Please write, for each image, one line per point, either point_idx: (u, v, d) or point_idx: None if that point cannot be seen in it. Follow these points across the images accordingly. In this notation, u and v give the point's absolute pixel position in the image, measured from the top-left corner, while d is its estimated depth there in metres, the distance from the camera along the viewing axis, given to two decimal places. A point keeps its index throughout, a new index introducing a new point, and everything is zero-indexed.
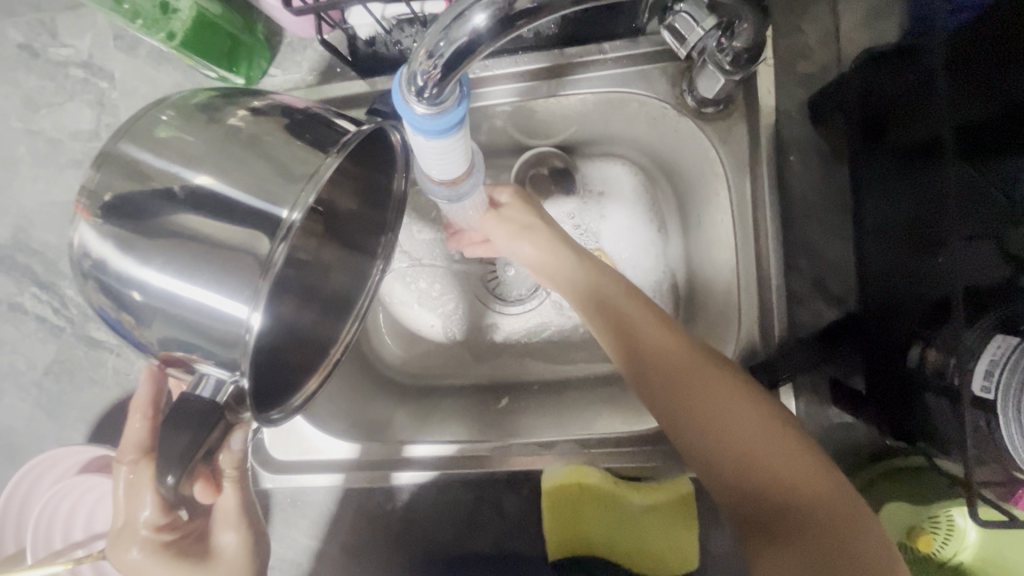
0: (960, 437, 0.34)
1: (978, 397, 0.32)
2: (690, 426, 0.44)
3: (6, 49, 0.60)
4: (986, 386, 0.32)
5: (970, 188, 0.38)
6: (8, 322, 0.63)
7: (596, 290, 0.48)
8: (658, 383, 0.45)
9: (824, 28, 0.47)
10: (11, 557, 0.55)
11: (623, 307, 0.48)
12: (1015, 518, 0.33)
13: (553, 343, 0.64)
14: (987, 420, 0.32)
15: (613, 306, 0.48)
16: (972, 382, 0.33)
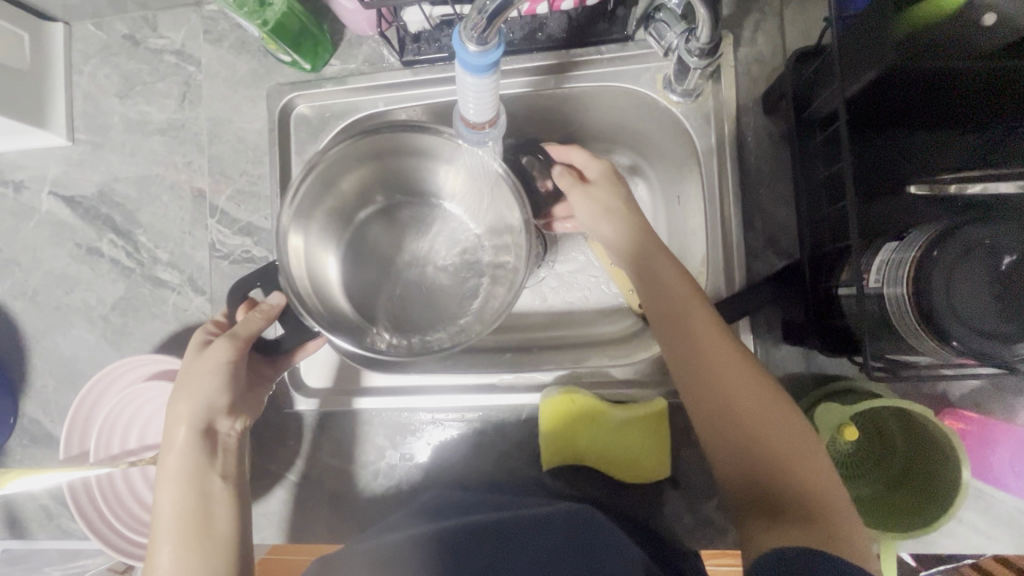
0: (864, 323, 0.44)
1: (873, 289, 0.43)
2: (709, 401, 0.50)
3: (113, 38, 0.73)
4: (877, 280, 0.43)
5: (870, 156, 0.49)
6: (85, 263, 0.73)
7: (635, 249, 0.57)
8: (675, 337, 0.52)
9: (774, 39, 0.59)
10: (78, 457, 0.64)
11: (654, 255, 0.56)
12: (900, 378, 0.44)
13: (556, 313, 0.70)
14: (879, 304, 0.43)
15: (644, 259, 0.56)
16: (869, 278, 0.43)
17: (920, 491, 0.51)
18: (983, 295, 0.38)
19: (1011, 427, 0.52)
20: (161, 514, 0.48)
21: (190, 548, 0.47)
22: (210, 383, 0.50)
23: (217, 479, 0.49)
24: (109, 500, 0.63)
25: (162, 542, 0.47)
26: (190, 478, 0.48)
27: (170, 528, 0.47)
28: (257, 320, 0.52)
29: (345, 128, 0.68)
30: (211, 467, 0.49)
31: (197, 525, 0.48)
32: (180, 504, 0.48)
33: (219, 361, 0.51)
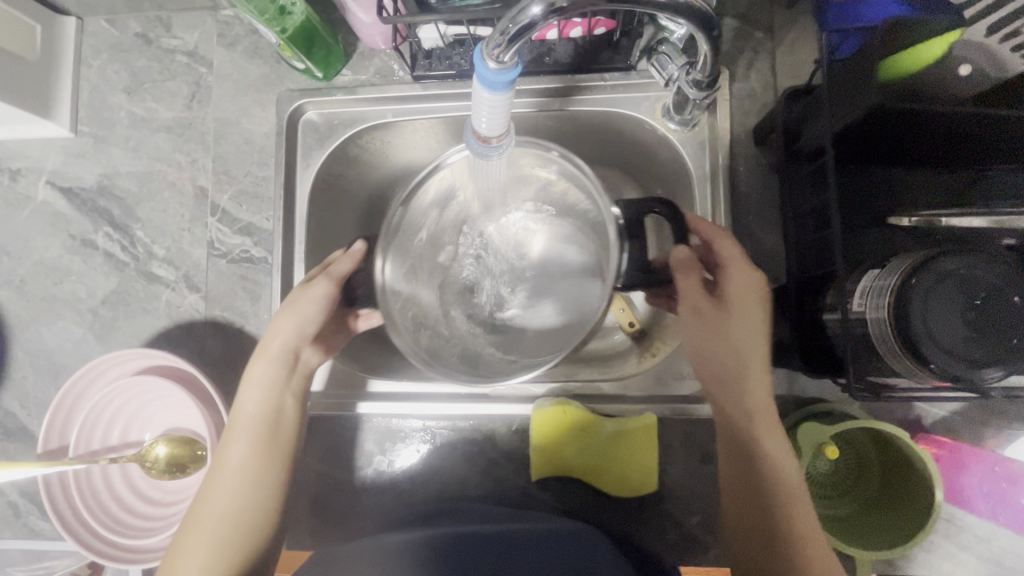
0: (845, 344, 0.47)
1: (856, 313, 0.46)
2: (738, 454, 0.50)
3: (126, 36, 0.74)
4: (860, 304, 0.45)
5: (855, 188, 0.52)
6: (78, 255, 0.72)
7: (729, 299, 0.51)
8: (730, 387, 0.51)
9: (766, 77, 0.63)
10: (54, 452, 0.63)
11: (740, 370, 0.51)
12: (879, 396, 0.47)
13: None
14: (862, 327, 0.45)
15: (727, 372, 0.51)
16: (852, 302, 0.46)
17: (897, 510, 0.53)
18: (956, 321, 0.41)
19: (982, 453, 0.53)
20: (244, 412, 0.55)
21: (258, 450, 0.54)
22: (312, 309, 0.56)
23: (289, 396, 0.56)
24: (86, 497, 0.62)
25: (237, 436, 0.54)
26: (274, 386, 0.55)
27: (247, 427, 0.54)
28: (347, 261, 0.59)
29: (353, 136, 0.69)
30: (288, 380, 0.56)
31: (264, 434, 0.54)
32: (259, 408, 0.55)
33: (320, 294, 0.56)
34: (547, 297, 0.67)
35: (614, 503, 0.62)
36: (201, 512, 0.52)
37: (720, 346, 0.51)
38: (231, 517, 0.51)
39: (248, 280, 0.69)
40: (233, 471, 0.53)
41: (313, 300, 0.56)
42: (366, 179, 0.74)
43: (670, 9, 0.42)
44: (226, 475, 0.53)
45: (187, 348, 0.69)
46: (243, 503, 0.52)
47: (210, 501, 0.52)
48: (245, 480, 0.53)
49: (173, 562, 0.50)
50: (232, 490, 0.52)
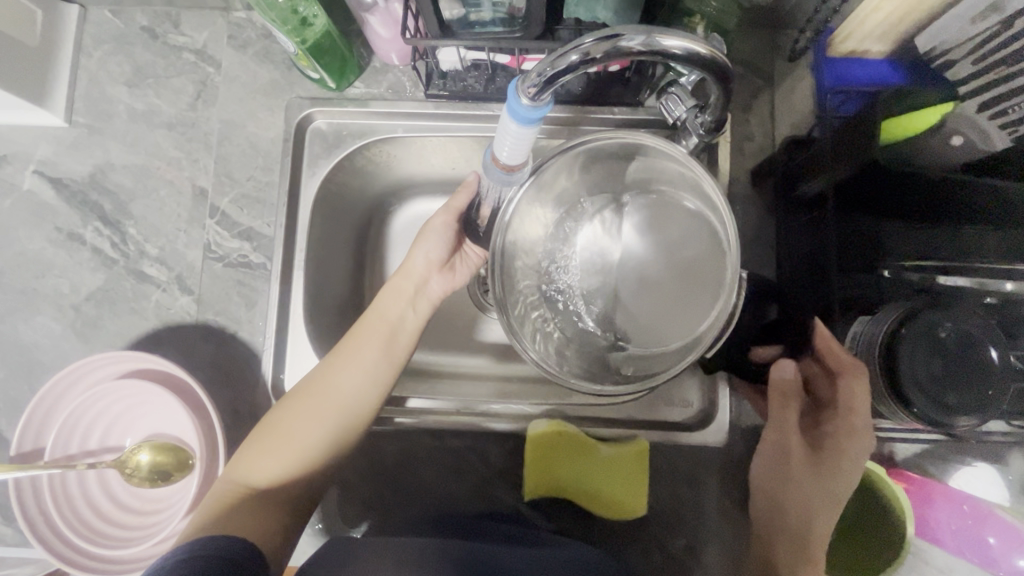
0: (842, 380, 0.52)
1: None
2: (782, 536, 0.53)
3: (131, 28, 0.72)
4: None
5: (850, 234, 0.54)
6: (63, 249, 0.70)
7: (832, 438, 0.53)
8: (796, 483, 0.54)
9: (764, 122, 0.67)
10: (28, 455, 0.60)
11: (805, 520, 0.53)
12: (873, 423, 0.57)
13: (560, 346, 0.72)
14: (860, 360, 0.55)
15: (790, 509, 0.54)
16: None
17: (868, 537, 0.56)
18: (932, 363, 0.48)
19: (949, 489, 0.57)
20: (377, 315, 0.59)
21: (379, 350, 0.57)
22: (435, 239, 0.61)
23: (412, 317, 0.60)
24: (59, 504, 0.59)
25: (365, 335, 0.57)
26: (407, 301, 0.60)
27: (375, 329, 0.58)
28: (463, 192, 0.61)
29: (360, 147, 0.69)
30: (413, 301, 0.60)
31: (386, 342, 0.57)
32: (390, 316, 0.59)
33: (441, 227, 0.61)
34: (646, 300, 0.62)
35: (602, 525, 0.63)
36: (316, 390, 0.55)
37: (787, 489, 0.54)
38: (340, 413, 0.54)
39: (245, 285, 0.68)
40: (352, 370, 0.56)
41: (439, 230, 0.61)
42: (370, 191, 0.74)
43: (686, 59, 0.43)
44: (344, 371, 0.55)
45: (175, 351, 0.67)
46: (341, 406, 0.55)
47: (326, 385, 0.55)
48: (360, 374, 0.56)
49: (279, 419, 0.54)
50: (352, 382, 0.55)
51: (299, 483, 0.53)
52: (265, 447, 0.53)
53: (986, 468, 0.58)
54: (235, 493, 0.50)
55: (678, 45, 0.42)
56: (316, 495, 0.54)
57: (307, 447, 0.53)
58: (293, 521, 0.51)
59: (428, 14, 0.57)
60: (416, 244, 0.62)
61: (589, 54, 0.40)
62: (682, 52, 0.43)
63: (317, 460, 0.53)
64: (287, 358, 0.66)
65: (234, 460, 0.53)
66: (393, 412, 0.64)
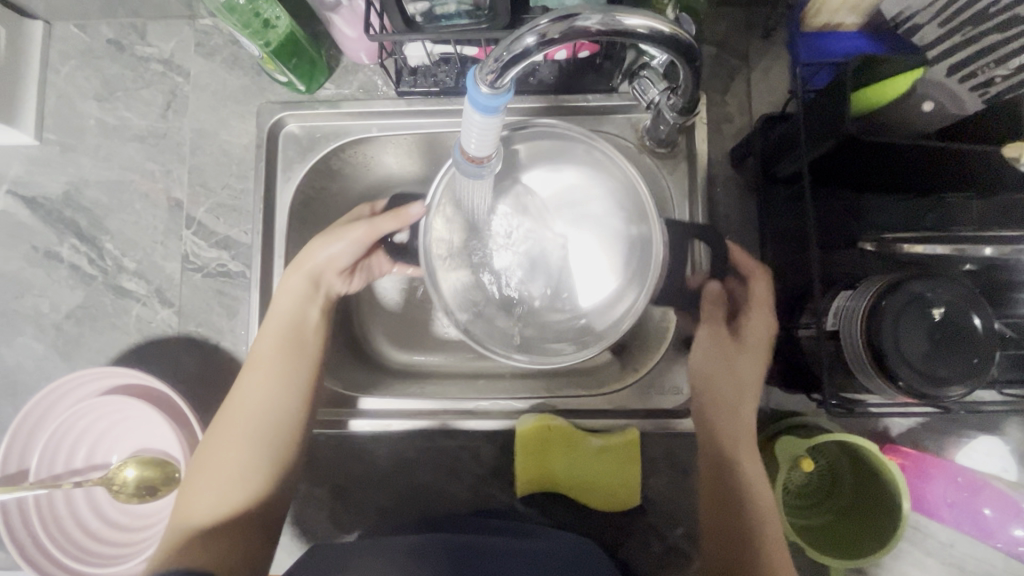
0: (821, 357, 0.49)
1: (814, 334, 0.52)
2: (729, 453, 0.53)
3: (97, 42, 0.71)
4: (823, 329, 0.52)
5: (830, 210, 0.54)
6: (41, 268, 0.69)
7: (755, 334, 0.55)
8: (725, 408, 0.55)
9: (741, 102, 0.66)
10: (12, 477, 0.59)
11: (739, 428, 0.54)
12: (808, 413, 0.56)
13: None
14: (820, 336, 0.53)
15: (724, 413, 0.55)
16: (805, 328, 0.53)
17: (871, 516, 0.54)
18: (924, 343, 0.43)
19: (945, 462, 0.56)
20: (273, 327, 0.58)
21: (287, 352, 0.57)
22: (342, 245, 0.59)
23: (318, 315, 0.59)
24: (46, 525, 0.58)
25: (268, 348, 0.57)
26: (304, 299, 0.59)
27: (277, 340, 0.57)
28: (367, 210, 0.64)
29: (334, 150, 0.69)
30: (317, 299, 0.60)
31: (292, 343, 0.57)
32: (291, 324, 0.58)
33: (354, 238, 0.59)
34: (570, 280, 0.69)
35: (598, 518, 0.62)
36: (234, 410, 0.54)
37: (718, 381, 0.56)
38: (269, 424, 0.54)
39: (225, 294, 0.68)
40: (265, 382, 0.55)
41: (354, 236, 0.59)
42: (346, 194, 0.73)
43: (652, 37, 0.43)
44: (255, 387, 0.55)
45: (159, 365, 0.67)
46: (266, 413, 0.54)
47: (243, 401, 0.54)
48: (273, 379, 0.55)
49: (205, 451, 0.53)
50: (264, 391, 0.55)
51: (251, 505, 0.52)
52: (201, 487, 0.51)
53: (989, 438, 0.59)
54: (185, 534, 0.49)
55: (642, 25, 0.42)
56: (278, 512, 0.54)
57: (247, 468, 0.52)
58: (260, 544, 0.51)
59: (391, 10, 0.56)
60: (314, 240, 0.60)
61: (547, 34, 0.39)
62: (646, 31, 0.42)
63: (261, 479, 0.53)
64: None
65: (175, 503, 0.52)
66: (351, 416, 0.63)
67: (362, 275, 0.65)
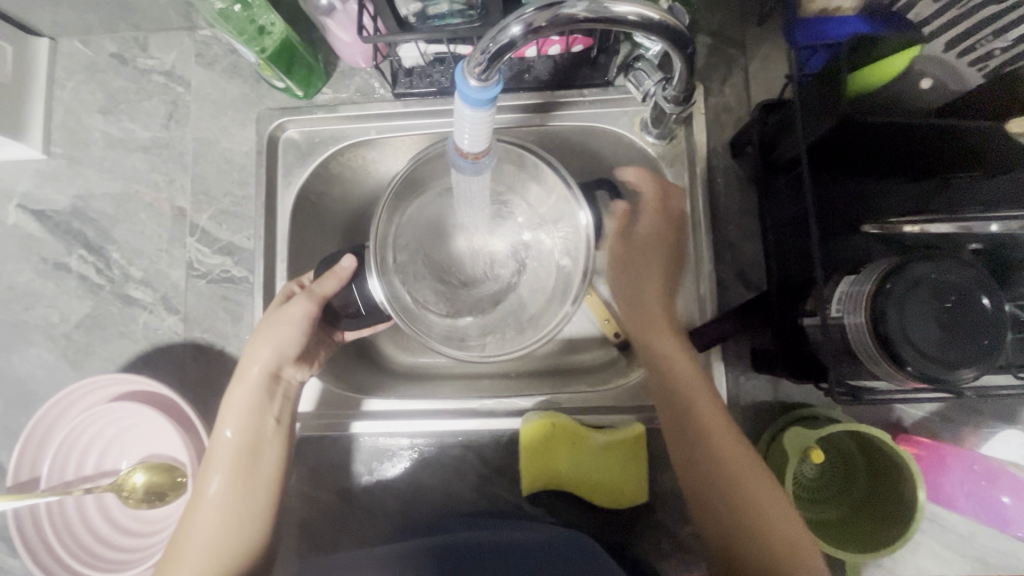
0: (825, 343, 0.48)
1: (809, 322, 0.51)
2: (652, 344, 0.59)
3: (101, 56, 0.73)
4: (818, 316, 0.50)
5: (830, 196, 0.54)
6: (50, 279, 0.70)
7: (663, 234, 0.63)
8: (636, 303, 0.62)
9: (739, 91, 0.65)
10: (24, 485, 0.60)
11: (658, 316, 0.60)
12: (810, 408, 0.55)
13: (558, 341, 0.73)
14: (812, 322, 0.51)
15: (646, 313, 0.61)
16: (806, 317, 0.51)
17: (884, 508, 0.53)
18: (930, 325, 0.41)
19: (962, 451, 0.55)
20: (221, 445, 0.55)
21: (236, 478, 0.54)
22: (288, 333, 0.56)
23: (271, 423, 0.56)
24: (59, 532, 0.59)
25: (217, 469, 0.54)
26: (252, 415, 0.55)
27: (227, 460, 0.54)
28: (294, 286, 0.60)
29: (333, 154, 0.69)
30: (269, 406, 0.56)
31: (242, 465, 0.54)
32: (239, 439, 0.55)
33: (298, 317, 0.56)
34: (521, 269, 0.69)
35: (607, 515, 0.61)
36: (185, 541, 0.52)
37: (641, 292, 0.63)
38: (227, 536, 0.53)
39: (229, 299, 0.68)
40: (214, 503, 0.53)
41: (291, 317, 0.56)
42: (348, 197, 0.74)
43: (642, 26, 0.42)
44: (206, 509, 0.53)
45: (166, 372, 0.68)
46: (223, 534, 0.52)
47: (193, 533, 0.52)
48: (227, 509, 0.53)
49: None
50: (214, 519, 0.53)
51: None
52: None
53: (1012, 431, 0.57)
54: None
55: (631, 12, 0.41)
56: None
57: None
58: None
59: (384, 12, 0.56)
60: (254, 335, 0.57)
61: (534, 24, 0.40)
62: (636, 18, 0.42)
63: None
64: None
65: None
66: (352, 418, 0.63)
67: (318, 358, 0.61)
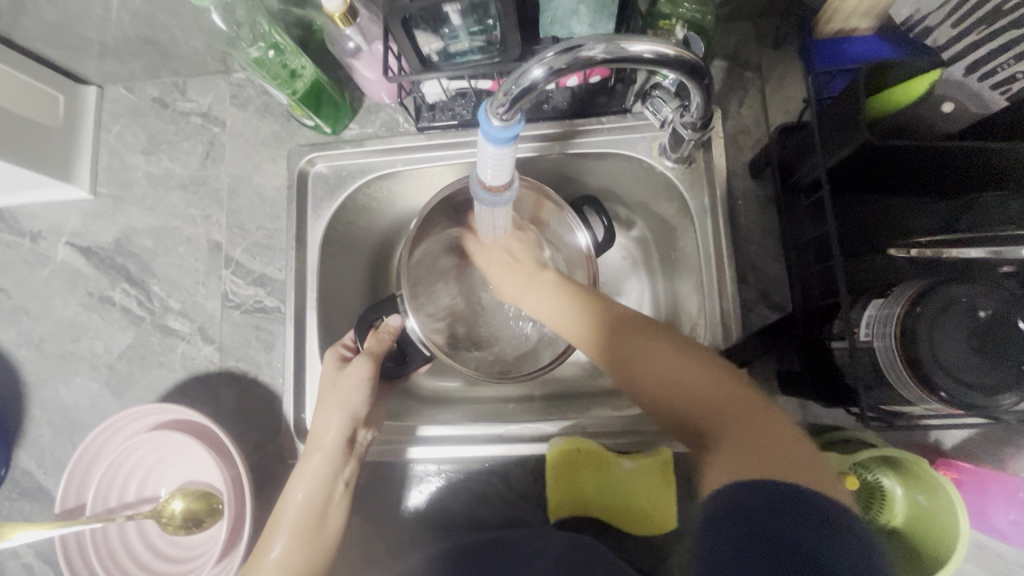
0: (856, 365, 0.47)
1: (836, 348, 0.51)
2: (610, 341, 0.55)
3: (143, 101, 0.78)
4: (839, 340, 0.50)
5: (853, 219, 0.54)
6: (95, 312, 0.74)
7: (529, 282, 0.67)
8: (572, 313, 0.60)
9: (757, 112, 0.65)
10: (70, 511, 0.63)
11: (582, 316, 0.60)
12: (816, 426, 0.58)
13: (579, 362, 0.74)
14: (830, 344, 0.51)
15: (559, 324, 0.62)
16: (832, 338, 0.51)
17: (922, 534, 0.51)
18: (965, 349, 0.41)
19: (1006, 477, 0.53)
20: (290, 507, 0.56)
21: (301, 544, 0.55)
22: (355, 394, 0.60)
23: (341, 484, 0.58)
24: (102, 558, 0.61)
25: (281, 530, 0.55)
26: (323, 478, 0.57)
27: (293, 523, 0.56)
28: (343, 349, 0.64)
29: (360, 186, 0.72)
30: (343, 469, 0.58)
31: (310, 526, 0.56)
32: (309, 502, 0.57)
33: (361, 376, 0.60)
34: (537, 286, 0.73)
35: (638, 541, 0.60)
36: None
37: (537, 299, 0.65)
38: None
39: (262, 328, 0.71)
40: (275, 563, 0.54)
41: (358, 378, 0.60)
42: (373, 225, 0.77)
43: (659, 62, 0.44)
44: (267, 570, 0.54)
45: (201, 400, 0.70)
46: None
47: None
48: (288, 570, 0.54)
49: None
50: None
51: None
52: None
53: None
54: None
55: (647, 50, 0.42)
56: None
57: None
58: None
59: (408, 52, 0.58)
60: (322, 399, 0.60)
61: (556, 65, 0.41)
62: (652, 56, 0.43)
63: None
64: (307, 397, 0.67)
65: None
66: (409, 444, 0.64)
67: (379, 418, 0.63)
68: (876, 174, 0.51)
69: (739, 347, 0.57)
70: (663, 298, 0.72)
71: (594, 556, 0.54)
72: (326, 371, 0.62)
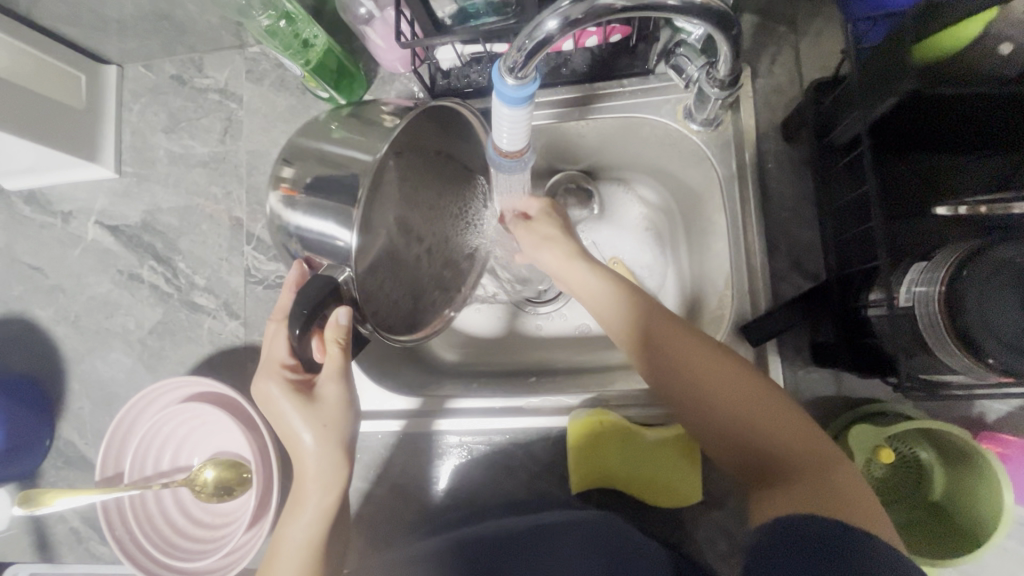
0: (895, 331, 0.45)
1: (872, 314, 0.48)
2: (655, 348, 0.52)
3: (162, 79, 0.78)
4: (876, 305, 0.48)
5: (895, 179, 0.51)
6: (126, 289, 0.76)
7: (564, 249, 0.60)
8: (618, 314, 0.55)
9: (790, 69, 0.61)
10: (109, 479, 0.65)
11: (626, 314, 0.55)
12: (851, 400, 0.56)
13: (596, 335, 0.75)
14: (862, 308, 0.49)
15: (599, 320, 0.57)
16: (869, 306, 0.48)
17: (962, 509, 0.49)
18: None
19: None
20: (291, 544, 0.53)
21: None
22: (342, 418, 0.54)
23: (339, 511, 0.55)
24: (142, 523, 0.64)
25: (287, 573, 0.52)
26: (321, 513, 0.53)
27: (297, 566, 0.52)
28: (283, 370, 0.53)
29: None
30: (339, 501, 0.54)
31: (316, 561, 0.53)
32: (311, 537, 0.53)
33: (340, 397, 0.54)
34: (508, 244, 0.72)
35: (662, 513, 0.60)
36: None
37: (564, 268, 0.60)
38: None
39: None
40: None
41: (338, 403, 0.54)
42: None
43: (683, 9, 0.41)
44: None
45: (229, 374, 0.71)
46: None
47: None
48: None
49: None
50: None
51: None
52: None
53: None
54: None
55: None
56: None
57: None
58: None
59: (420, 16, 0.56)
60: (297, 432, 0.53)
61: (570, 14, 0.39)
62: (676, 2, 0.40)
63: None
64: None
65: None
66: (434, 418, 0.64)
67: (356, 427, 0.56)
68: (921, 128, 0.47)
69: (771, 319, 0.54)
70: (688, 268, 0.70)
71: (617, 529, 0.54)
72: (278, 403, 0.53)
